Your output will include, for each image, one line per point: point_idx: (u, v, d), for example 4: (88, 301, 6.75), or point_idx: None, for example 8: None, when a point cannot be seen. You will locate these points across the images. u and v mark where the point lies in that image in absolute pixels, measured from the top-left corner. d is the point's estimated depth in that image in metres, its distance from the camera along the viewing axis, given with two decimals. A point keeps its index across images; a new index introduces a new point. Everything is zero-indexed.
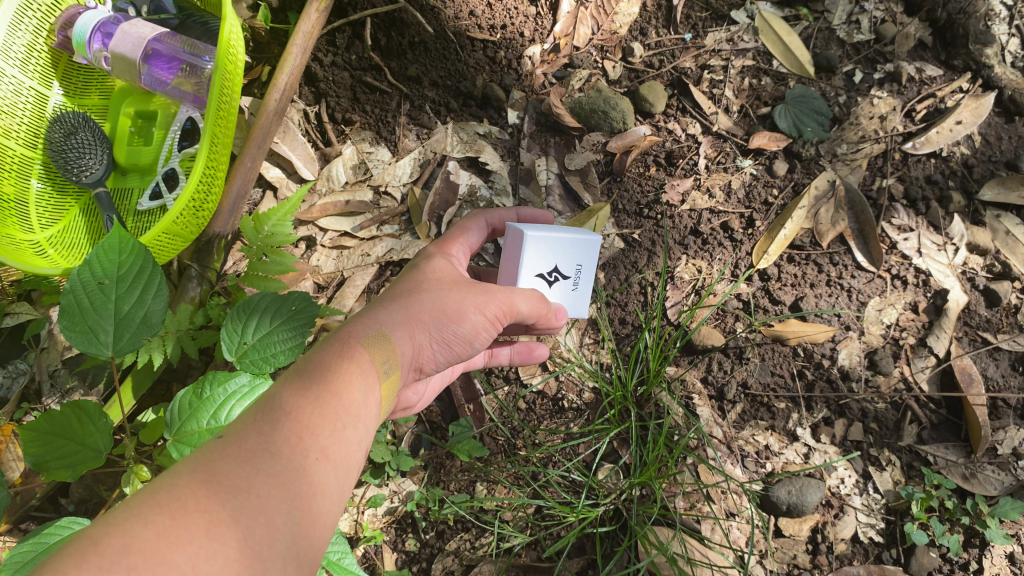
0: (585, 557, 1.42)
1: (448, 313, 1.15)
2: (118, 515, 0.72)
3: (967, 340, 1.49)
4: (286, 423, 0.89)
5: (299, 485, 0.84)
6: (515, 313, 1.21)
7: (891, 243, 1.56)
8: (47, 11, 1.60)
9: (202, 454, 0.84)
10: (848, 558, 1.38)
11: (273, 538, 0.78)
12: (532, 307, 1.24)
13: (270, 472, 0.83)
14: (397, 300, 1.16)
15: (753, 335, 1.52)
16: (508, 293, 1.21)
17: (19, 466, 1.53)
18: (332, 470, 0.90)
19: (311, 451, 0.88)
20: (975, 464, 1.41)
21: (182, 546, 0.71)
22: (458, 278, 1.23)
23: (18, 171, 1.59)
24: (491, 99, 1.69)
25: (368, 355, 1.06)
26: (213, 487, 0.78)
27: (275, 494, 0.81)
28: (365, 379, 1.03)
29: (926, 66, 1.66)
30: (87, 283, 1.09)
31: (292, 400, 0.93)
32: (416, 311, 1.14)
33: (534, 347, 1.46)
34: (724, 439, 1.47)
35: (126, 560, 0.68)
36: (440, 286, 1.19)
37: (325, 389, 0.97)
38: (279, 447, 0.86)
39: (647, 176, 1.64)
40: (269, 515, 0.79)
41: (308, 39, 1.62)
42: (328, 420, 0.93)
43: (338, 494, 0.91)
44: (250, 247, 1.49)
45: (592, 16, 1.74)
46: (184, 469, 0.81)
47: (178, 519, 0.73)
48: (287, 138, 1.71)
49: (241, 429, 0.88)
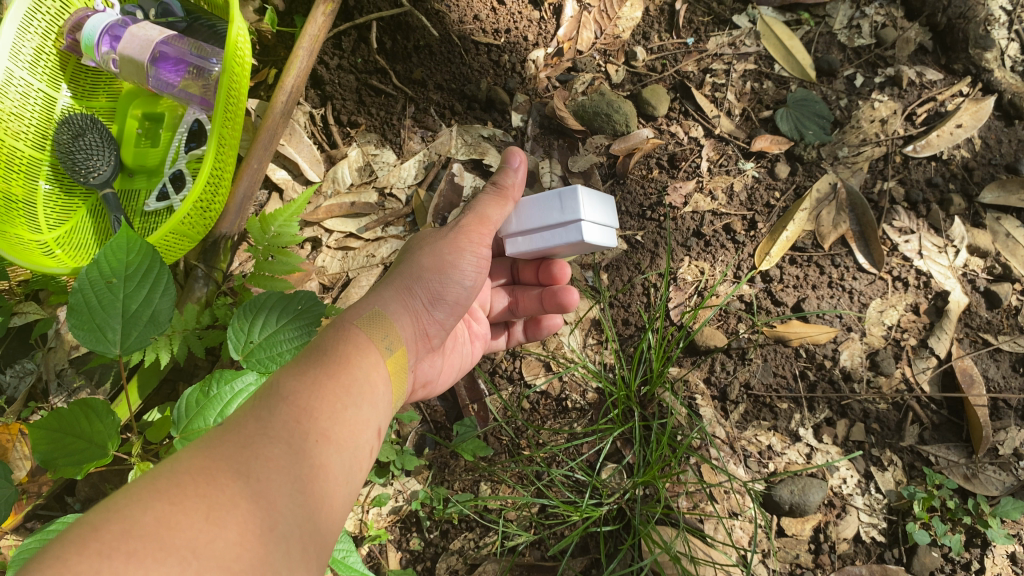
0: (589, 557, 1.42)
1: (429, 267, 1.24)
2: (118, 502, 0.74)
3: (968, 341, 1.50)
4: (283, 407, 0.93)
5: (300, 467, 0.87)
6: (490, 224, 1.28)
7: (892, 245, 1.57)
8: (56, 14, 1.62)
9: (204, 442, 0.86)
10: (851, 558, 1.39)
11: (274, 522, 0.80)
12: (501, 208, 1.30)
13: (269, 456, 0.85)
14: (386, 279, 1.26)
15: (755, 336, 1.53)
16: (473, 212, 1.28)
17: (26, 465, 1.55)
18: (333, 451, 0.94)
19: (310, 434, 0.92)
20: (976, 465, 1.42)
21: (181, 530, 0.72)
22: (432, 234, 1.31)
23: (26, 172, 1.61)
24: (496, 101, 1.71)
25: (364, 333, 1.13)
26: (213, 473, 0.80)
27: (274, 478, 0.84)
28: (367, 357, 1.11)
29: (926, 70, 1.68)
30: (95, 282, 1.10)
31: (289, 386, 0.98)
32: (403, 280, 1.22)
33: (544, 318, 1.55)
34: (727, 440, 1.48)
35: (126, 546, 0.69)
36: (418, 249, 1.28)
37: (322, 371, 1.02)
38: (278, 431, 0.89)
39: (650, 178, 1.66)
40: (269, 498, 0.81)
41: (314, 42, 1.64)
42: (327, 400, 0.98)
43: (341, 474, 0.94)
44: (257, 247, 1.50)
45: (595, 21, 1.76)
46: (185, 456, 0.82)
47: (176, 504, 0.75)
48: (293, 140, 1.72)
49: (240, 416, 0.91)
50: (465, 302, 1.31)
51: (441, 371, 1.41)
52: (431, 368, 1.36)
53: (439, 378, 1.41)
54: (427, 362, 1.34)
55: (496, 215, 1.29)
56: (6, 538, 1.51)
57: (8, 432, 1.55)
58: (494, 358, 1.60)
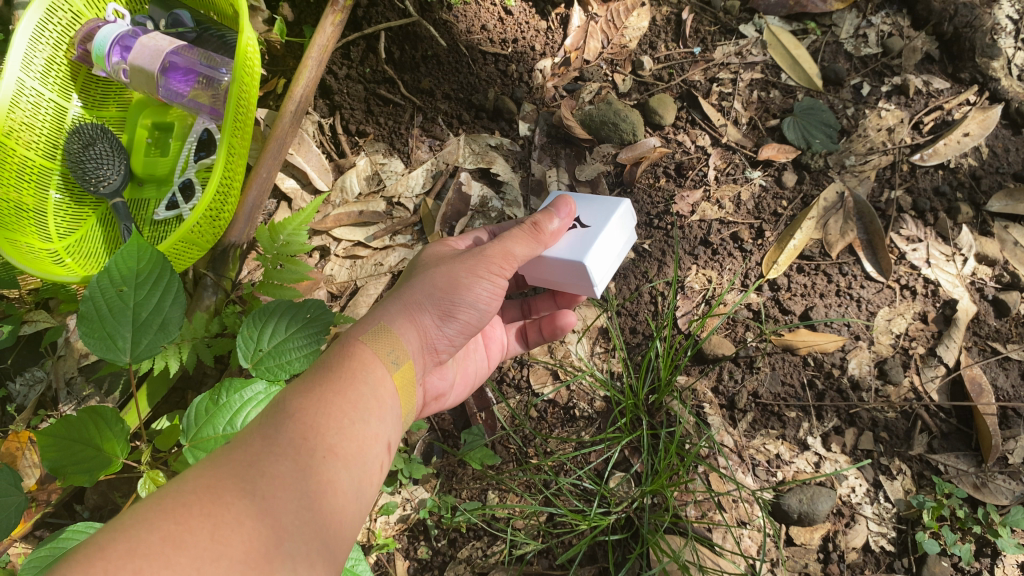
0: (596, 565, 1.42)
1: (441, 285, 1.21)
2: (124, 521, 0.75)
3: (977, 350, 1.50)
4: (290, 424, 0.93)
5: (306, 484, 0.87)
6: (513, 260, 1.23)
7: (900, 253, 1.57)
8: (67, 25, 1.63)
9: (212, 459, 0.87)
10: (860, 567, 1.39)
11: (280, 539, 0.80)
12: (529, 247, 1.24)
13: (275, 473, 0.86)
14: (396, 293, 1.25)
15: (763, 344, 1.54)
16: (497, 243, 1.23)
17: (35, 472, 1.56)
18: (341, 467, 0.94)
19: (317, 450, 0.92)
20: (986, 474, 1.41)
21: (186, 549, 0.73)
22: (450, 254, 1.29)
23: (37, 181, 1.62)
24: (503, 111, 1.72)
25: (370, 348, 1.13)
26: (219, 492, 0.81)
27: (281, 494, 0.84)
28: (371, 371, 1.10)
29: (933, 79, 1.69)
30: (106, 290, 1.11)
31: (296, 401, 0.98)
32: (412, 295, 1.21)
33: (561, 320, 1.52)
34: (735, 448, 1.47)
35: (133, 564, 0.71)
36: (429, 267, 1.26)
37: (328, 387, 1.02)
38: (284, 447, 0.90)
39: (656, 187, 1.66)
40: (275, 515, 0.82)
41: (323, 52, 1.64)
42: (333, 416, 0.97)
43: (349, 490, 0.94)
44: (266, 255, 1.50)
45: (602, 31, 1.77)
46: (192, 474, 0.83)
47: (182, 523, 0.75)
48: (302, 149, 1.73)
49: (248, 433, 0.92)
50: (478, 322, 1.29)
51: (454, 383, 1.43)
52: (442, 380, 1.38)
53: (453, 390, 1.43)
54: (436, 376, 1.36)
55: (521, 255, 1.23)
56: (16, 546, 1.52)
57: (18, 439, 1.56)
58: (502, 366, 1.60)
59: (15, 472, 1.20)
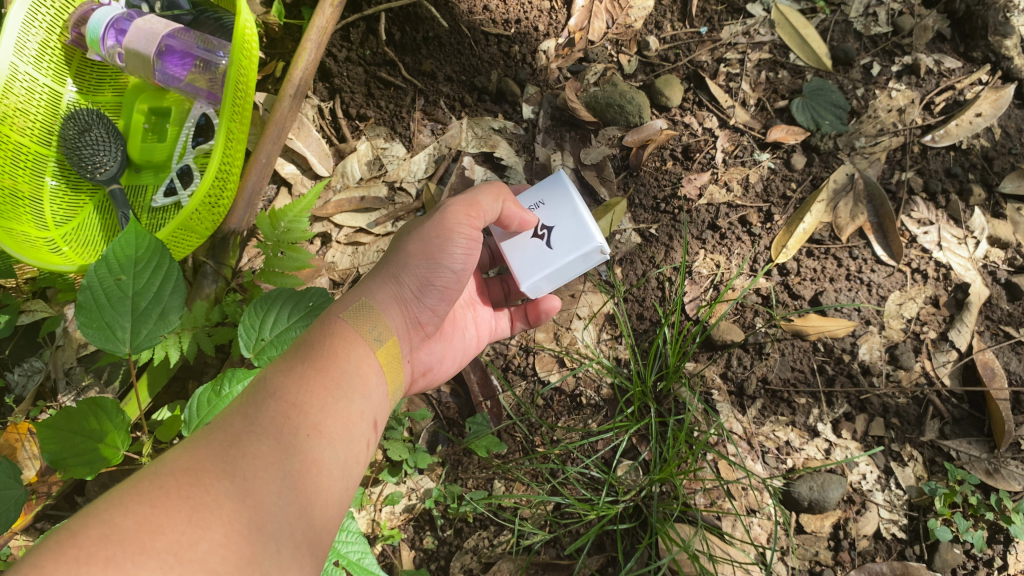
0: (605, 555, 1.40)
1: (416, 252, 1.18)
2: (98, 506, 0.72)
3: (989, 335, 1.48)
4: (273, 403, 0.93)
5: (290, 463, 0.87)
6: (479, 209, 1.20)
7: (911, 236, 1.55)
8: (60, 9, 1.59)
9: (190, 442, 0.85)
10: (871, 554, 1.36)
11: (262, 521, 0.79)
12: (495, 199, 1.23)
13: (256, 453, 0.85)
14: (374, 271, 1.23)
15: (772, 330, 1.51)
16: (463, 197, 1.21)
17: (35, 464, 1.53)
18: (325, 445, 0.93)
19: (301, 428, 0.91)
20: (998, 460, 1.39)
21: (164, 533, 0.71)
22: (414, 225, 1.26)
23: (32, 169, 1.59)
24: (506, 93, 1.68)
25: (353, 326, 1.12)
26: (199, 474, 0.79)
27: (263, 475, 0.83)
28: (355, 349, 1.10)
29: (945, 58, 1.66)
30: (104, 279, 1.08)
31: (278, 382, 0.98)
32: (390, 268, 1.20)
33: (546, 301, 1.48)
34: (744, 435, 1.45)
35: (106, 551, 0.68)
36: (403, 238, 1.23)
37: (311, 366, 1.02)
38: (266, 427, 0.89)
39: (663, 170, 1.63)
40: (257, 497, 0.80)
41: (323, 34, 1.61)
42: (318, 393, 0.97)
43: (334, 469, 0.93)
44: (266, 242, 1.47)
45: (607, 10, 1.73)
46: (170, 457, 0.81)
47: (158, 506, 0.73)
48: (301, 134, 1.70)
49: (228, 413, 0.91)
50: (459, 287, 1.26)
51: (443, 357, 1.38)
52: (429, 355, 1.34)
53: (442, 363, 1.39)
54: (424, 351, 1.32)
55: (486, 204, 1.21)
56: (16, 538, 1.49)
57: (16, 430, 1.53)
58: (507, 354, 1.57)
59: (15, 465, 1.17)
